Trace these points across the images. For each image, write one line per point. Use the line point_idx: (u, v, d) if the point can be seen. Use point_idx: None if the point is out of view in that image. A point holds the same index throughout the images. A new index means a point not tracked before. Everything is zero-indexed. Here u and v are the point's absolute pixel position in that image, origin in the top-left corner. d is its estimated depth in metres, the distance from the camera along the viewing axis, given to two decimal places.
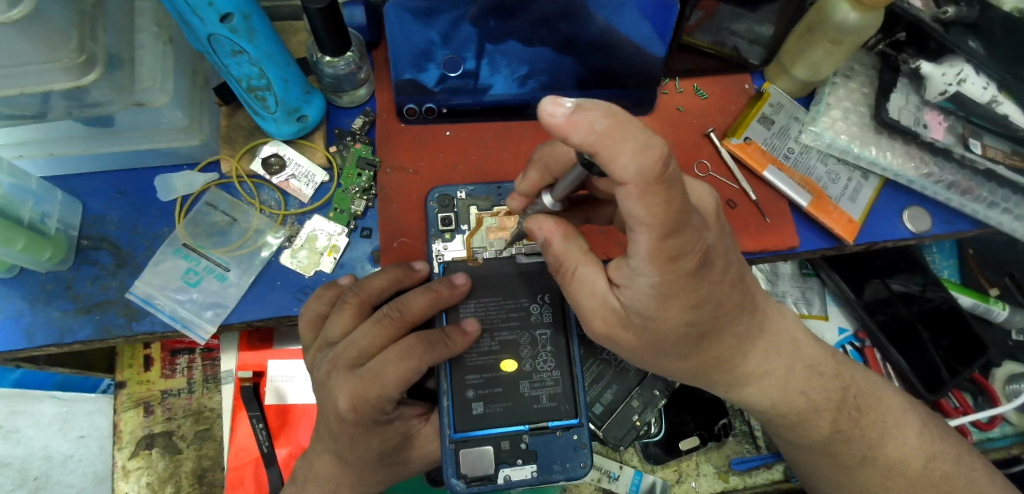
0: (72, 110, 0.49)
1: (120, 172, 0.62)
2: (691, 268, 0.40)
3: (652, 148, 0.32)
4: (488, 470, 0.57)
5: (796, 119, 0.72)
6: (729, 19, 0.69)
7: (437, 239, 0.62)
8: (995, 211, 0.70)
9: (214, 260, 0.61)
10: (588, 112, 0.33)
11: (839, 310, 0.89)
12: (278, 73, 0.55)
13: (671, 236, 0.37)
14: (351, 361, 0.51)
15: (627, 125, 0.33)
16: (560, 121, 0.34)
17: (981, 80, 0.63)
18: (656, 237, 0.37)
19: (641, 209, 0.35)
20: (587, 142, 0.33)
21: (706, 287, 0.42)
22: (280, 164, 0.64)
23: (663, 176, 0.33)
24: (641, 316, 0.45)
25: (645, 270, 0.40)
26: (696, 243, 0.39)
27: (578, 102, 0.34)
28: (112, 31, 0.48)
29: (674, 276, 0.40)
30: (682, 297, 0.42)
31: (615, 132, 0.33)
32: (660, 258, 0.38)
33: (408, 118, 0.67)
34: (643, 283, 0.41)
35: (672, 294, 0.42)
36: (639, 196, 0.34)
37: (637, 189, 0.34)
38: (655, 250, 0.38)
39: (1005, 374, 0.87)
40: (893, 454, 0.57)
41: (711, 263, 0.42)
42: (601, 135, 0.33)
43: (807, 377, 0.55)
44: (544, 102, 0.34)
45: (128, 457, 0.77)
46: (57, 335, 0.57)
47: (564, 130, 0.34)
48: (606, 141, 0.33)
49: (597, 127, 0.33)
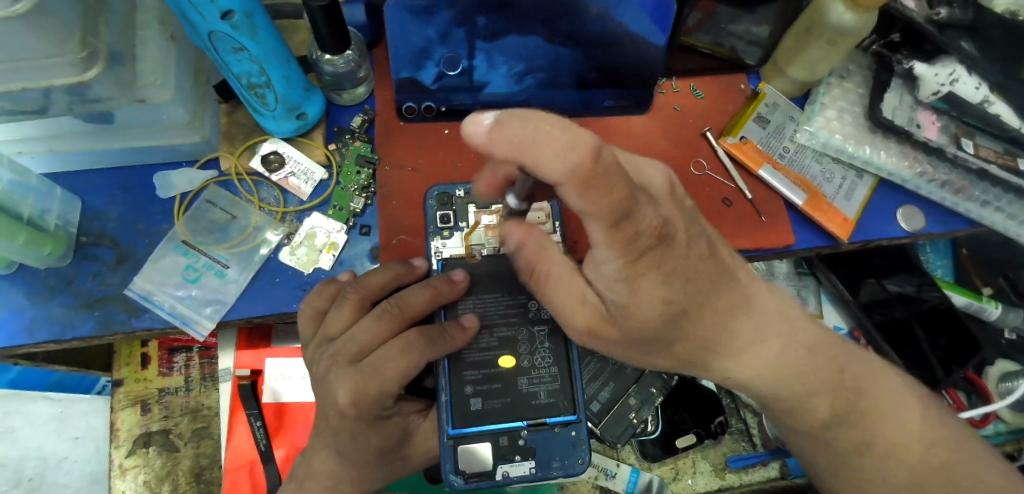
0: (73, 105, 0.49)
1: (119, 168, 0.63)
2: (652, 245, 0.37)
3: (578, 143, 0.26)
4: (487, 465, 0.58)
5: (792, 119, 0.72)
6: (728, 19, 0.71)
7: (436, 235, 0.62)
8: (988, 210, 0.71)
9: (214, 256, 0.61)
10: (507, 124, 0.27)
11: (834, 309, 0.90)
12: (280, 71, 0.55)
13: (623, 223, 0.32)
14: (352, 356, 0.52)
15: (542, 126, 0.27)
16: (480, 137, 0.29)
17: (973, 81, 0.65)
18: (607, 229, 0.32)
19: (585, 204, 0.29)
20: (507, 154, 0.28)
21: (672, 262, 0.40)
22: (280, 161, 0.64)
23: (599, 167, 0.27)
24: (617, 307, 0.44)
25: (607, 255, 0.37)
26: (655, 220, 0.35)
27: (496, 114, 0.28)
28: (115, 26, 0.48)
29: (636, 256, 0.37)
30: (650, 275, 0.40)
31: (535, 131, 0.27)
32: (618, 244, 0.35)
33: (408, 117, 0.67)
34: (609, 270, 0.40)
35: (638, 275, 0.40)
36: (578, 192, 0.28)
37: (574, 187, 0.28)
38: (610, 240, 0.34)
39: (998, 373, 0.88)
40: (897, 442, 0.55)
41: (673, 237, 0.39)
42: (520, 139, 0.27)
43: (819, 361, 0.54)
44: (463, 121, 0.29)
45: (126, 455, 0.77)
46: (57, 331, 0.57)
47: (483, 144, 0.29)
48: (526, 147, 0.27)
49: (514, 139, 0.27)
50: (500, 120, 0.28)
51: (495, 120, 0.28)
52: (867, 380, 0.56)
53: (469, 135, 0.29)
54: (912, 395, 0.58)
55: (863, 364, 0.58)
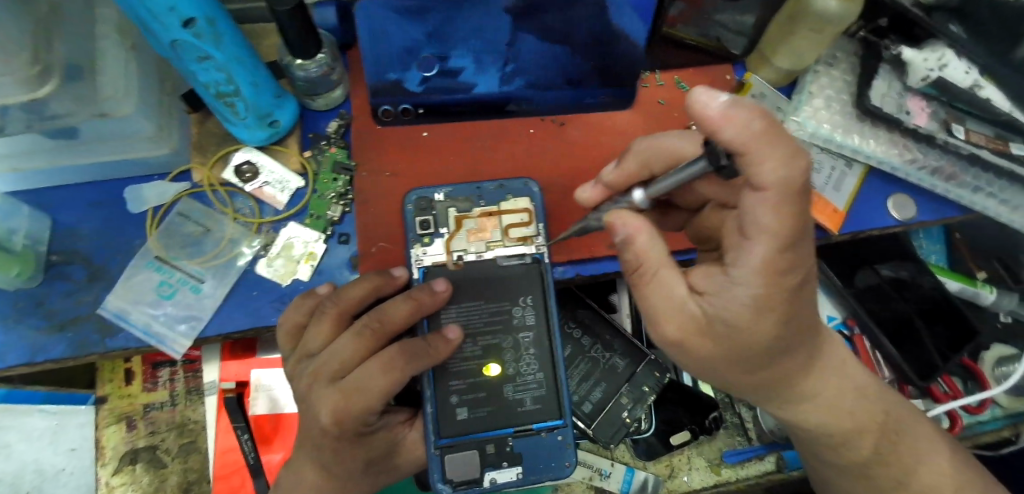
0: (31, 123, 0.47)
1: (88, 184, 0.61)
2: (793, 285, 0.40)
3: (802, 159, 0.35)
4: (474, 473, 0.57)
5: (779, 109, 0.71)
6: (715, 11, 0.68)
7: (416, 243, 0.60)
8: (980, 197, 0.70)
9: (189, 271, 0.59)
10: (742, 109, 0.34)
11: (828, 298, 0.88)
12: (247, 78, 0.53)
13: (789, 249, 0.38)
14: (333, 374, 0.51)
15: (777, 134, 0.34)
16: (714, 113, 0.34)
17: (963, 65, 0.63)
18: (777, 250, 0.37)
19: (770, 220, 0.36)
20: (737, 141, 0.34)
21: (797, 305, 0.42)
22: (253, 171, 0.62)
23: (801, 189, 0.35)
24: (726, 328, 0.42)
25: (750, 280, 0.39)
26: (804, 261, 0.39)
27: (733, 97, 0.34)
28: (69, 38, 0.47)
29: (776, 290, 0.39)
30: (777, 311, 0.40)
31: (768, 136, 0.34)
32: (771, 271, 0.38)
33: (384, 120, 0.65)
34: (741, 294, 0.40)
35: (768, 307, 0.40)
36: (776, 204, 0.36)
37: (776, 196, 0.35)
38: (769, 261, 0.38)
39: (993, 358, 0.87)
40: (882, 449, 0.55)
41: (808, 282, 0.42)
42: (756, 135, 0.34)
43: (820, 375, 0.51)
44: (699, 92, 0.34)
45: (112, 474, 0.76)
46: (28, 354, 0.55)
47: (715, 125, 0.34)
48: (756, 145, 0.34)
49: (750, 129, 0.34)
50: (737, 105, 0.34)
51: (733, 100, 0.34)
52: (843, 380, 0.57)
53: (694, 102, 0.34)
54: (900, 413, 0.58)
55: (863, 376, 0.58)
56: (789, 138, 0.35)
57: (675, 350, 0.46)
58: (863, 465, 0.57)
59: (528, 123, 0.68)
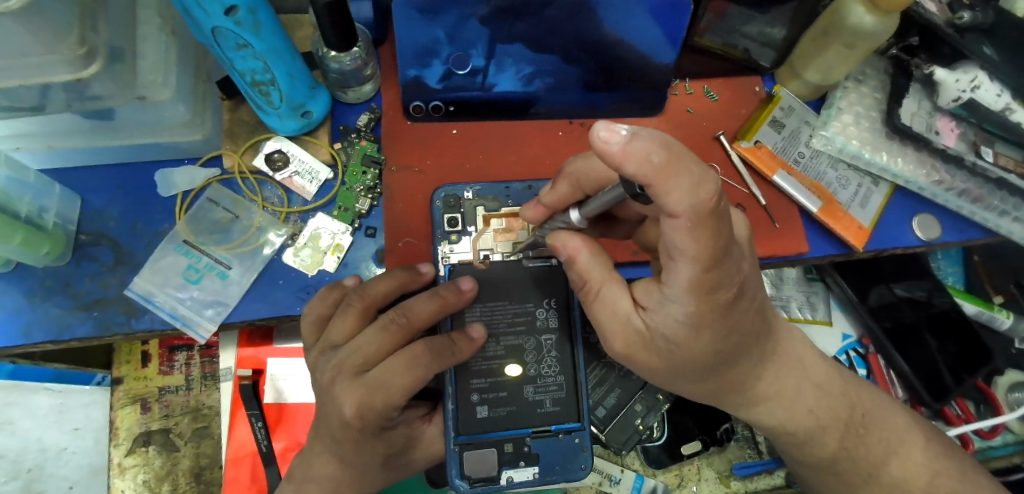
0: (72, 103, 0.48)
1: (119, 166, 0.61)
2: (727, 299, 0.40)
3: (706, 184, 0.33)
4: (491, 471, 0.57)
5: (807, 123, 0.71)
6: (740, 21, 0.67)
7: (443, 240, 0.61)
8: (1005, 220, 0.69)
9: (216, 257, 0.60)
10: (643, 142, 0.31)
11: (844, 315, 0.89)
12: (284, 68, 0.53)
13: (714, 269, 0.37)
14: (356, 367, 0.51)
15: (681, 160, 0.32)
16: (615, 150, 0.31)
17: (995, 88, 0.62)
18: (699, 272, 0.37)
19: (690, 244, 0.35)
20: (640, 176, 0.31)
21: (735, 319, 0.42)
22: (284, 160, 0.63)
23: (714, 210, 0.34)
24: (667, 342, 0.43)
25: (681, 299, 0.39)
26: (736, 278, 0.39)
27: (633, 129, 0.31)
28: (114, 22, 0.47)
29: (710, 307, 0.40)
30: (713, 329, 0.42)
31: (671, 165, 0.31)
32: (700, 290, 0.38)
33: (415, 116, 0.66)
34: (675, 311, 0.40)
35: (703, 325, 0.41)
36: (690, 229, 0.34)
37: (689, 223, 0.33)
38: (695, 283, 0.37)
39: (1007, 383, 0.87)
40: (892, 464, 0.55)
41: (744, 296, 0.42)
42: (658, 168, 0.31)
43: (814, 397, 0.54)
44: (599, 128, 0.30)
45: (125, 454, 0.76)
46: (55, 332, 0.56)
47: (616, 160, 0.31)
48: (661, 176, 0.31)
49: (654, 163, 0.31)
50: (637, 137, 0.31)
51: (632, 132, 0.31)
52: (858, 394, 0.57)
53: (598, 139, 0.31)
54: (918, 431, 0.58)
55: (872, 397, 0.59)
56: (693, 159, 0.32)
57: (631, 359, 0.47)
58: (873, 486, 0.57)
59: (555, 126, 0.69)
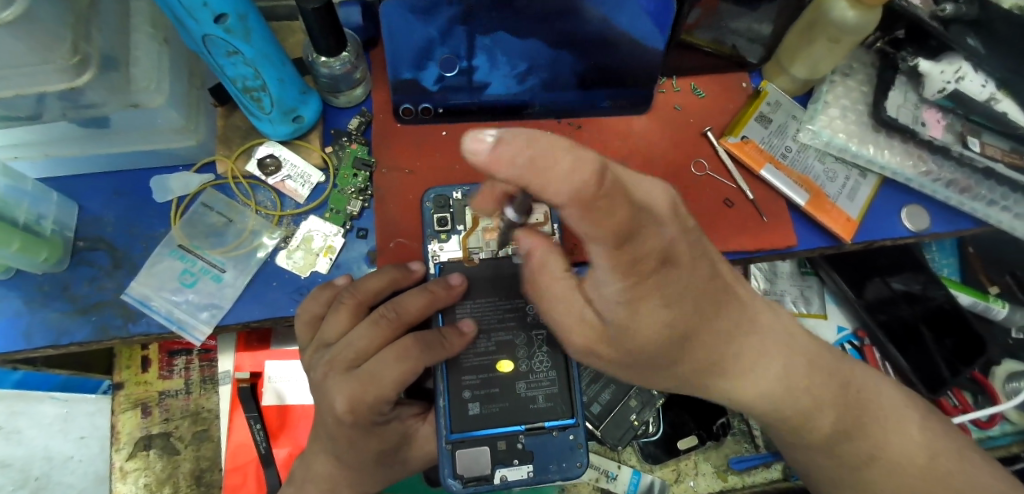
0: (67, 111, 0.49)
1: (115, 173, 0.63)
2: (655, 267, 0.38)
3: (584, 164, 0.27)
4: (485, 470, 0.57)
5: (794, 118, 0.71)
6: (729, 17, 0.68)
7: (433, 239, 0.62)
8: (994, 210, 0.70)
9: (210, 260, 0.61)
10: (510, 146, 0.26)
11: (838, 308, 0.88)
12: (274, 74, 0.54)
13: (626, 244, 0.34)
14: (348, 363, 0.52)
15: (547, 147, 0.26)
16: (482, 159, 0.26)
17: (979, 78, 0.63)
18: (608, 250, 0.34)
19: (590, 229, 0.30)
20: (513, 179, 0.27)
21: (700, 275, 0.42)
22: (276, 164, 0.64)
23: (603, 191, 0.28)
24: (626, 321, 0.44)
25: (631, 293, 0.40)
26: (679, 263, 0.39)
27: (500, 133, 0.27)
28: (107, 31, 0.48)
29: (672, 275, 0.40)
30: (651, 299, 0.40)
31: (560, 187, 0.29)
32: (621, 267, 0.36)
33: (404, 118, 0.66)
34: (610, 292, 0.40)
35: (639, 298, 0.40)
36: (582, 216, 0.29)
37: (578, 210, 0.28)
38: (613, 261, 0.35)
39: (1005, 373, 0.86)
40: (884, 452, 0.55)
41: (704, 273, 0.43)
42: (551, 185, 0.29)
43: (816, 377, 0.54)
44: (465, 138, 0.27)
45: (127, 458, 0.77)
46: (54, 336, 0.57)
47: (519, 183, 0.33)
48: (534, 173, 0.26)
49: (523, 162, 0.26)
50: (506, 146, 0.26)
51: (500, 139, 0.26)
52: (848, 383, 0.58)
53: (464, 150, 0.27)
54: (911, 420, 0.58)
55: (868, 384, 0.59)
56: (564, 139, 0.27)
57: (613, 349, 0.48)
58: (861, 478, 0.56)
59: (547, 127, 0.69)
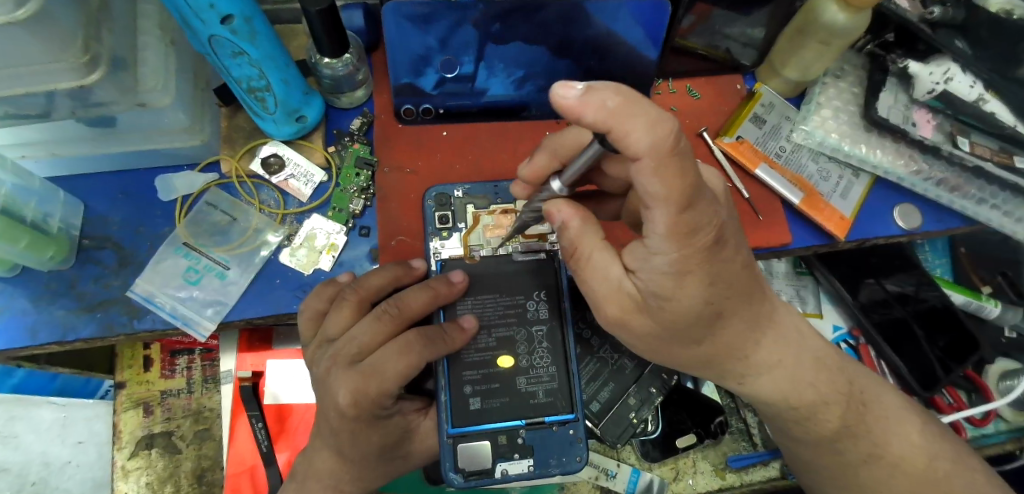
0: (77, 110, 0.50)
1: (120, 173, 0.64)
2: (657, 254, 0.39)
3: (662, 124, 0.35)
4: (484, 464, 0.58)
5: (788, 119, 0.73)
6: (723, 23, 0.70)
7: (435, 236, 0.63)
8: (984, 208, 0.71)
9: (215, 258, 0.62)
10: (599, 92, 0.36)
11: (834, 308, 0.89)
12: (279, 74, 0.55)
13: (688, 210, 0.37)
14: (351, 357, 0.52)
15: (631, 102, 0.35)
16: (571, 101, 0.36)
17: (967, 79, 0.65)
18: (673, 214, 0.37)
19: (658, 184, 0.36)
20: (599, 121, 0.36)
21: (718, 265, 0.42)
22: (279, 164, 0.65)
23: (678, 150, 0.35)
24: None
25: None
26: (677, 257, 0.40)
27: (588, 84, 0.36)
28: (116, 32, 0.50)
29: (670, 262, 0.40)
30: (698, 274, 0.42)
31: (627, 109, 0.35)
32: (677, 235, 0.38)
33: (406, 119, 0.68)
34: (659, 262, 0.41)
35: (687, 271, 0.41)
36: (653, 170, 0.35)
37: (652, 163, 0.35)
38: (672, 226, 0.38)
39: (998, 372, 0.87)
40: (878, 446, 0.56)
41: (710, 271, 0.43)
42: (613, 113, 0.35)
43: (813, 372, 0.55)
44: (556, 86, 0.37)
45: (128, 457, 0.78)
46: (59, 333, 0.58)
47: (576, 111, 0.36)
48: (616, 119, 0.35)
49: (606, 107, 0.35)
50: (592, 91, 0.36)
51: (588, 87, 0.36)
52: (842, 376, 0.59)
53: (562, 98, 0.37)
54: (907, 417, 0.59)
55: (862, 379, 0.60)
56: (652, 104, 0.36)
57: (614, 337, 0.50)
58: (852, 470, 0.57)
59: (545, 126, 0.70)
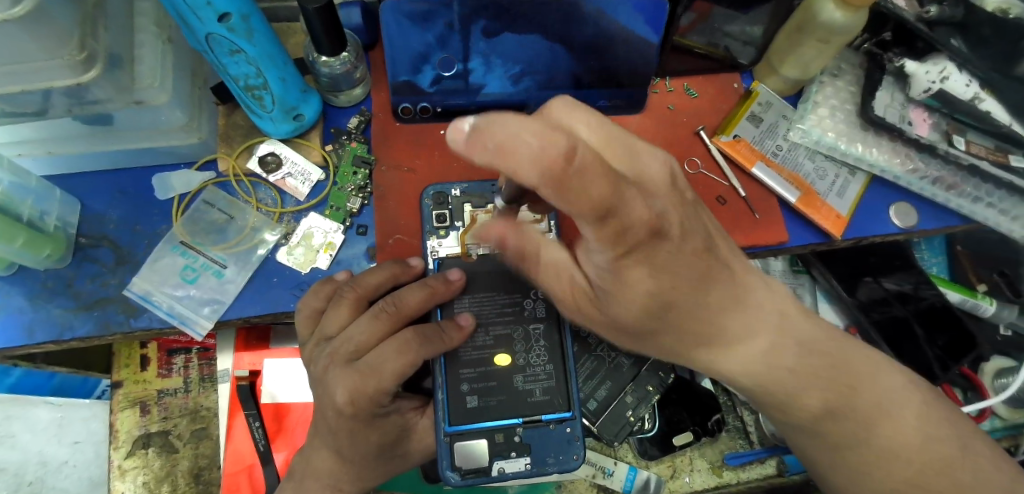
0: (73, 107, 0.50)
1: (118, 172, 0.63)
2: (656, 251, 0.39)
3: (548, 150, 0.27)
4: (482, 462, 0.58)
5: (785, 117, 0.73)
6: (723, 20, 0.71)
7: (432, 235, 0.63)
8: (981, 207, 0.72)
9: (212, 257, 0.61)
10: (479, 132, 0.29)
11: (832, 307, 0.90)
12: (276, 73, 0.55)
13: (608, 219, 0.33)
14: (348, 355, 0.52)
15: (514, 133, 0.28)
16: (456, 146, 0.30)
17: (964, 78, 0.65)
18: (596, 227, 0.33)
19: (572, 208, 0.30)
20: (485, 162, 0.29)
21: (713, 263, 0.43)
22: (276, 162, 0.65)
23: (574, 168, 0.28)
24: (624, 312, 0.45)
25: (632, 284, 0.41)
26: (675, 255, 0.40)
27: (471, 121, 0.30)
28: (112, 30, 0.49)
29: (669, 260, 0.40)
30: (640, 267, 0.40)
31: (505, 143, 0.28)
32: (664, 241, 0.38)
33: (404, 118, 0.68)
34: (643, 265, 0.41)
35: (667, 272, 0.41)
36: (559, 196, 0.29)
37: (553, 190, 0.28)
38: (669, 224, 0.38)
39: (993, 370, 0.88)
40: None
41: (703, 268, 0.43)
42: (493, 151, 0.28)
43: None
44: (445, 130, 0.31)
45: (125, 457, 0.77)
46: (56, 332, 0.58)
47: (463, 154, 0.30)
48: (501, 157, 0.28)
49: (489, 146, 0.28)
50: (472, 128, 0.29)
51: (473, 126, 0.30)
52: None
53: (452, 144, 0.31)
54: None
55: None
56: (525, 120, 0.29)
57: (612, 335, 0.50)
58: None
59: None
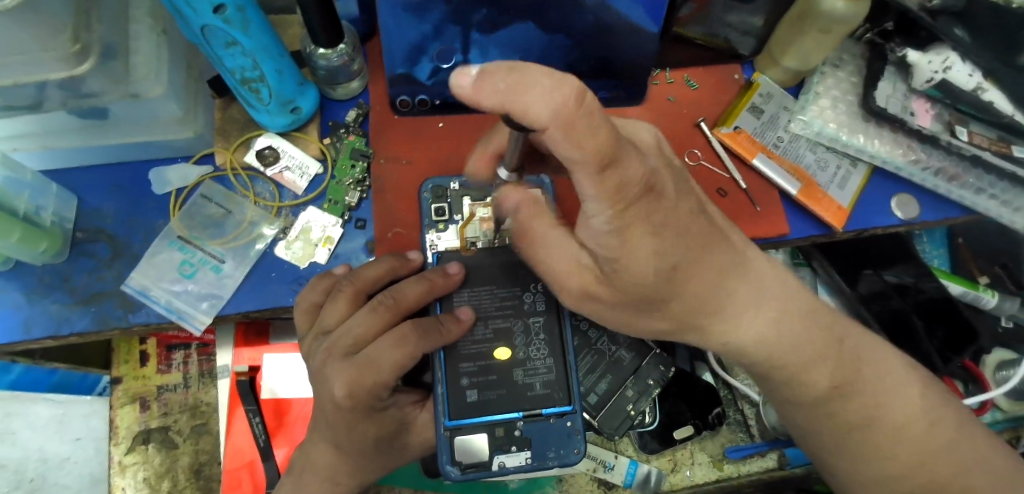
0: (68, 100, 0.50)
1: (114, 166, 0.63)
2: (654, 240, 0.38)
3: (562, 86, 0.30)
4: (482, 456, 0.58)
5: (785, 109, 0.72)
6: (722, 12, 0.69)
7: (430, 229, 0.62)
8: (983, 198, 0.71)
9: (210, 251, 0.61)
10: (491, 75, 0.31)
11: (832, 300, 0.89)
12: (273, 65, 0.55)
13: (610, 169, 0.34)
14: (347, 349, 0.52)
15: (528, 75, 0.30)
16: (465, 89, 0.32)
17: (966, 68, 0.64)
18: (595, 175, 0.34)
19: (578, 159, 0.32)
20: (496, 107, 0.31)
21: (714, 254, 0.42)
22: (275, 155, 0.64)
23: (584, 110, 0.30)
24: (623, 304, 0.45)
25: None
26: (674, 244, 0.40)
27: (481, 67, 0.32)
28: (106, 22, 0.49)
29: None
30: (640, 230, 0.40)
31: (518, 81, 0.30)
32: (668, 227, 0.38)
33: (402, 111, 0.67)
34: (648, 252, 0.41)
35: None
36: (565, 136, 0.31)
37: (560, 129, 0.31)
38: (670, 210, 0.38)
39: (995, 362, 0.88)
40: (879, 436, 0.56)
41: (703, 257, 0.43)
42: (505, 91, 0.30)
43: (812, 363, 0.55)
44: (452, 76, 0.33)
45: (125, 452, 0.77)
46: (54, 327, 0.57)
47: (472, 98, 0.32)
48: (513, 94, 0.30)
49: (502, 87, 0.31)
50: (482, 72, 0.31)
51: (481, 71, 0.32)
52: None
53: (457, 88, 0.32)
54: None
55: None
56: (542, 68, 0.31)
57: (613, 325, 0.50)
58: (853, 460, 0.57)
59: None
